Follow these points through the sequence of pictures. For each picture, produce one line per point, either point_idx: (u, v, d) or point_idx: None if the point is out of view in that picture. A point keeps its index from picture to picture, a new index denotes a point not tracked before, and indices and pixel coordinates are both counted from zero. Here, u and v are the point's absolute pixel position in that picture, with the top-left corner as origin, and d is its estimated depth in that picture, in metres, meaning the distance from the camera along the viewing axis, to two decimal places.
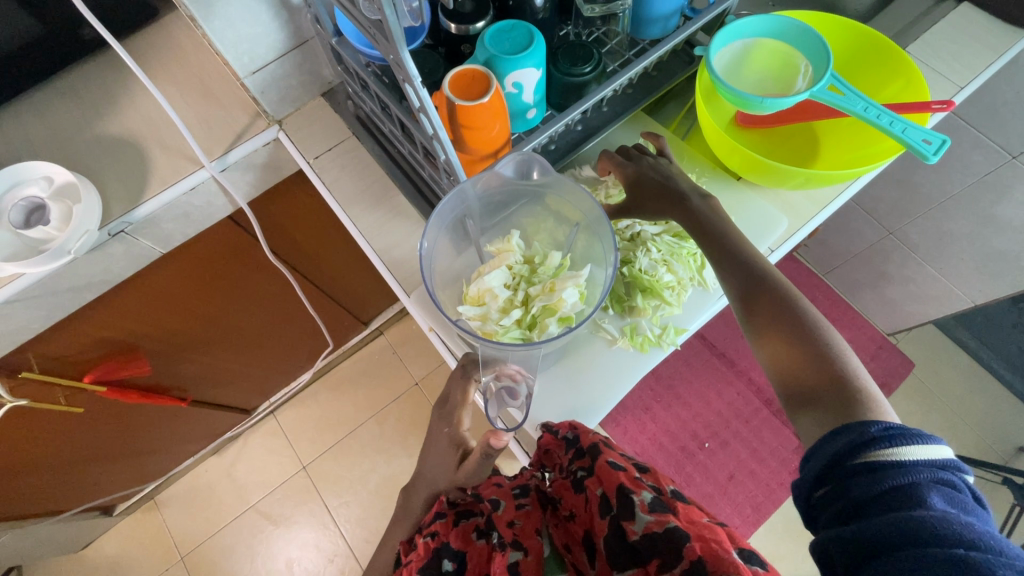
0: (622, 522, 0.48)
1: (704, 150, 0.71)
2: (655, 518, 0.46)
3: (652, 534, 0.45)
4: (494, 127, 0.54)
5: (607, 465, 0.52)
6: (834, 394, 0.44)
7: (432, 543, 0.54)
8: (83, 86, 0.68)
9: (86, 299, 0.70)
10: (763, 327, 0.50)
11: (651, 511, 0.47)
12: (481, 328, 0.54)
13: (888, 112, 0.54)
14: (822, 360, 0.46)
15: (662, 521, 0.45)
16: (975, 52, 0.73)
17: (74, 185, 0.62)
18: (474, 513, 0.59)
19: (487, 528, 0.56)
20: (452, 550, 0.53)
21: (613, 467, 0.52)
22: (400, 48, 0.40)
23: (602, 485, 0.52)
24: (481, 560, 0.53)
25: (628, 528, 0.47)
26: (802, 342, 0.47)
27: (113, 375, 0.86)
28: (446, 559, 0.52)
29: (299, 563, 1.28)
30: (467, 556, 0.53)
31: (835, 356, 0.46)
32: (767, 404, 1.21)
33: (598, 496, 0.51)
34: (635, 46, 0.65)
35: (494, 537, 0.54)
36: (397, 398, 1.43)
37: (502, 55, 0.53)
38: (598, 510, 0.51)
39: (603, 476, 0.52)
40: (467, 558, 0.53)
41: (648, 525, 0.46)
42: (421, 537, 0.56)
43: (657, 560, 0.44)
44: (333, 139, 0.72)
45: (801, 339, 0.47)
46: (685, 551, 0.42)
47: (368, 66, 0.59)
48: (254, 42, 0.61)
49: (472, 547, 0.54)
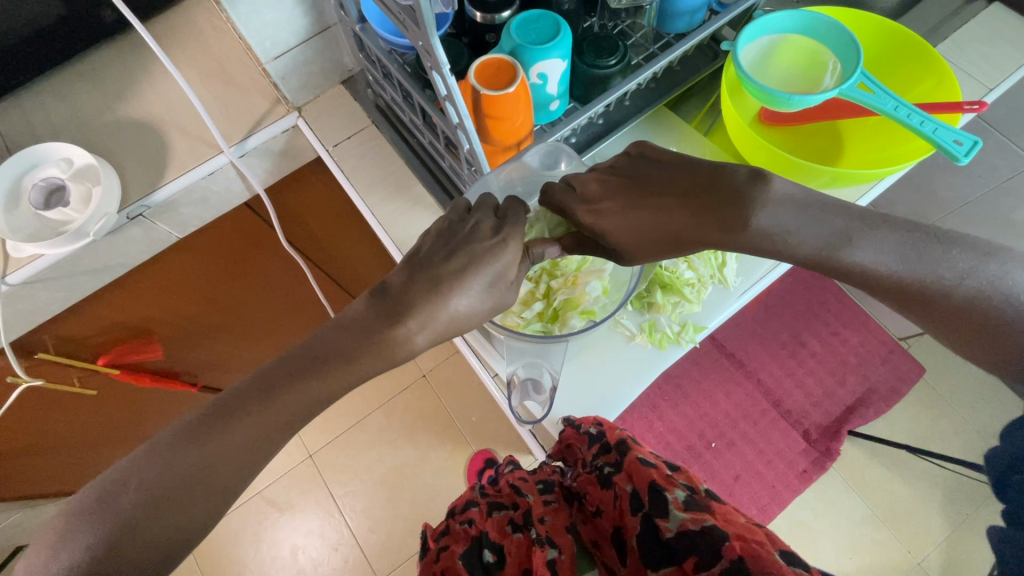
0: (656, 519, 0.49)
1: (726, 146, 0.71)
2: (690, 516, 0.47)
3: (688, 531, 0.46)
4: (518, 117, 0.54)
5: (638, 461, 0.53)
6: None
7: (472, 533, 0.54)
8: (105, 68, 0.68)
9: (103, 281, 0.73)
10: (931, 317, 0.45)
11: (685, 509, 0.48)
12: (503, 321, 0.56)
13: (919, 112, 0.53)
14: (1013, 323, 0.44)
15: (698, 519, 0.47)
16: (1006, 53, 0.72)
17: (94, 167, 0.62)
18: (508, 507, 0.58)
19: (522, 523, 0.55)
20: (491, 542, 0.53)
21: (644, 464, 0.53)
22: (431, 34, 0.39)
23: (631, 482, 0.53)
24: (519, 551, 0.52)
25: (661, 526, 0.48)
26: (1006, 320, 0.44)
27: (129, 357, 0.87)
28: (487, 550, 0.51)
29: (304, 551, 1.30)
30: (505, 548, 0.53)
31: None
32: (775, 406, 1.21)
33: (628, 492, 0.52)
34: (660, 39, 0.64)
35: (532, 532, 0.54)
36: (404, 389, 1.41)
37: (529, 45, 0.53)
38: (629, 507, 0.51)
39: (634, 472, 0.53)
40: (507, 551, 0.52)
41: (683, 522, 0.47)
42: (456, 524, 0.56)
43: (693, 558, 0.45)
44: (352, 127, 0.72)
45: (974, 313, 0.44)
46: (725, 550, 0.44)
47: (390, 53, 0.58)
48: (277, 28, 0.60)
49: (510, 541, 0.53)
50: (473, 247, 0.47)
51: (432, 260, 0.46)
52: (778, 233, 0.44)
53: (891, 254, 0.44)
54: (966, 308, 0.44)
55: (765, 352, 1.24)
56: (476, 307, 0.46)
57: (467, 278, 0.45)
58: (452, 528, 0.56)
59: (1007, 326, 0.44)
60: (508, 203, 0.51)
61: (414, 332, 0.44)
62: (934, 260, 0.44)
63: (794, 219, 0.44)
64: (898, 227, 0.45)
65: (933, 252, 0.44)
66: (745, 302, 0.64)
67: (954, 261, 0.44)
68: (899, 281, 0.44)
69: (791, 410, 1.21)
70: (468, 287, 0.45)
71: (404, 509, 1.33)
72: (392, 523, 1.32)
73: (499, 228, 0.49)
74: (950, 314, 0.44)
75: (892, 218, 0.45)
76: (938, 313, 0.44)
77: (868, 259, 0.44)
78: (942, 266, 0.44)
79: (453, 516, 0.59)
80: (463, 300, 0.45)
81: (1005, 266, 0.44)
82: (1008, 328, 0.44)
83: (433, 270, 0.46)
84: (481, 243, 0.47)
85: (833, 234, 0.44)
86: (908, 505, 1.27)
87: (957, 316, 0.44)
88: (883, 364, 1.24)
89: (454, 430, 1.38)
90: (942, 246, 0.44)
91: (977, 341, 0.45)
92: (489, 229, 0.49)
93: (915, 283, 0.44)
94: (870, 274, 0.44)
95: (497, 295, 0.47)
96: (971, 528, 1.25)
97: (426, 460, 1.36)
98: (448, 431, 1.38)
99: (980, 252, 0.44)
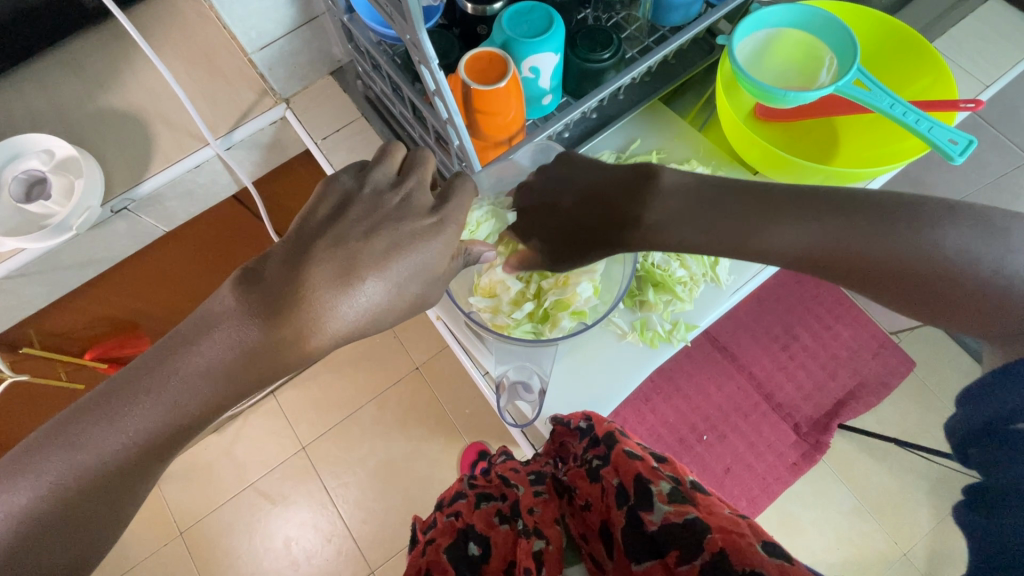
0: (639, 512, 0.49)
1: (720, 141, 0.70)
2: (673, 509, 0.47)
3: (671, 525, 0.46)
4: (510, 112, 0.53)
5: (624, 454, 0.53)
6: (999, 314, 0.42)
7: (458, 524, 0.53)
8: (85, 55, 0.65)
9: (88, 275, 0.72)
10: (875, 288, 0.44)
11: (669, 501, 0.48)
12: (492, 321, 0.57)
13: (914, 110, 0.52)
14: (965, 288, 0.42)
15: (682, 512, 0.47)
16: (1003, 50, 0.71)
17: (75, 159, 0.60)
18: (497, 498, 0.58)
19: (510, 514, 0.55)
20: (478, 533, 0.53)
21: (630, 456, 0.52)
22: (418, 28, 0.38)
23: (618, 475, 0.52)
24: (506, 545, 0.52)
25: (646, 519, 0.48)
26: (957, 287, 0.42)
27: (115, 350, 0.89)
28: (472, 543, 0.51)
29: (297, 542, 1.30)
30: (492, 541, 0.52)
31: (983, 274, 0.41)
32: (766, 399, 1.21)
33: (614, 486, 0.52)
34: (655, 32, 0.63)
35: (518, 523, 0.54)
36: (397, 382, 1.40)
37: (521, 38, 0.52)
38: (614, 501, 0.51)
39: (620, 465, 0.52)
40: (492, 542, 0.52)
41: (667, 515, 0.47)
42: (444, 517, 0.56)
43: (676, 550, 0.45)
44: (341, 120, 0.71)
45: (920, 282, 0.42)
46: (707, 543, 0.43)
47: (379, 44, 0.57)
48: (263, 17, 0.58)
49: (497, 532, 0.53)
50: (399, 229, 0.43)
51: (344, 233, 0.42)
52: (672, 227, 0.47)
53: (805, 233, 0.43)
54: (910, 277, 0.42)
55: (758, 346, 1.25)
56: (392, 300, 0.43)
57: (388, 264, 0.42)
58: (438, 521, 0.56)
59: (961, 289, 0.42)
60: (451, 178, 0.48)
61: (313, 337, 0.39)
62: (851, 232, 0.42)
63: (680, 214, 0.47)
64: (806, 200, 0.44)
65: (857, 225, 0.42)
66: (737, 300, 0.63)
67: (877, 230, 0.42)
68: (820, 256, 0.43)
69: (782, 403, 1.21)
70: (391, 275, 0.42)
71: (396, 500, 1.33)
72: (385, 515, 1.32)
73: (436, 207, 0.46)
74: (897, 286, 0.43)
75: (798, 193, 0.45)
76: (879, 282, 0.43)
77: (784, 238, 0.44)
78: (867, 238, 0.42)
79: (443, 509, 0.59)
80: (372, 291, 0.41)
81: (947, 228, 0.41)
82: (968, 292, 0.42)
83: (345, 245, 0.41)
84: (413, 224, 0.44)
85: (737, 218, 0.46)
86: (894, 497, 1.29)
87: (903, 284, 0.42)
88: (875, 357, 1.24)
89: (447, 422, 1.38)
90: (868, 216, 0.42)
91: (934, 310, 0.43)
92: (426, 205, 0.46)
93: (847, 259, 0.43)
94: (782, 249, 0.44)
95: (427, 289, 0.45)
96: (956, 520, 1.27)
97: (419, 452, 1.36)
98: (441, 423, 1.38)
99: (904, 216, 0.42)
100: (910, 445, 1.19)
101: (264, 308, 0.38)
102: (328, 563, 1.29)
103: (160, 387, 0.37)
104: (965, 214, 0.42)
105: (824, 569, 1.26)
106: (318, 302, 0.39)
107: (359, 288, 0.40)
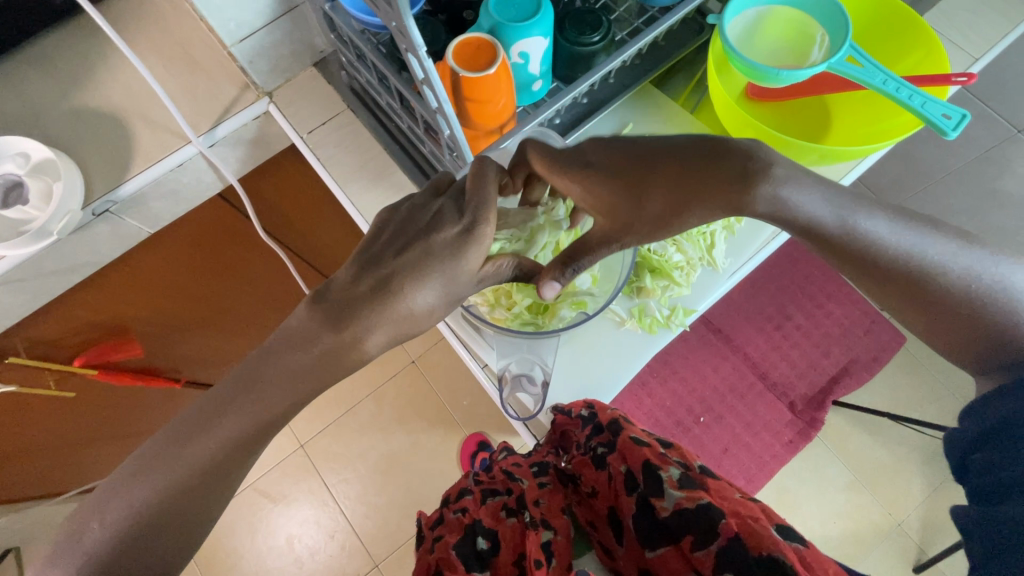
0: (651, 498, 0.48)
1: (713, 124, 0.69)
2: (685, 494, 0.47)
3: (683, 509, 0.45)
4: (500, 99, 0.52)
5: (630, 440, 0.53)
6: (944, 305, 0.43)
7: (465, 519, 0.52)
8: (56, 53, 0.63)
9: (73, 281, 0.72)
10: (860, 266, 0.42)
11: (680, 487, 0.48)
12: (491, 314, 0.55)
13: (908, 85, 0.52)
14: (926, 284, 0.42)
15: (693, 497, 0.46)
16: (992, 21, 0.71)
17: (53, 162, 0.58)
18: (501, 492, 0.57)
19: (517, 507, 0.55)
20: (485, 527, 0.52)
21: (637, 443, 0.52)
22: (405, 15, 0.37)
23: (625, 462, 0.52)
24: (514, 539, 0.52)
25: (656, 505, 0.47)
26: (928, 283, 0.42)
27: (107, 357, 0.87)
28: (480, 537, 0.50)
29: (300, 540, 1.30)
30: (499, 535, 0.52)
31: (935, 275, 0.42)
32: (761, 378, 1.23)
33: (622, 473, 0.51)
34: (644, 13, 0.61)
35: (525, 516, 0.53)
36: (393, 376, 1.39)
37: (509, 22, 0.51)
38: (623, 488, 0.51)
39: (627, 452, 0.52)
40: (501, 537, 0.51)
41: (679, 501, 0.46)
42: (451, 512, 0.55)
43: (690, 535, 0.44)
44: (326, 113, 0.69)
45: (886, 271, 0.42)
46: (721, 527, 0.43)
47: (364, 34, 0.55)
48: (240, 9, 0.56)
49: (504, 526, 0.53)
50: (426, 239, 0.40)
51: (373, 258, 0.40)
52: (791, 196, 0.39)
53: (817, 190, 0.40)
54: (950, 301, 0.43)
55: (752, 326, 1.26)
56: (441, 307, 0.40)
57: (421, 272, 0.39)
58: (446, 518, 0.55)
59: (993, 317, 0.43)
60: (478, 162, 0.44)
61: (369, 341, 0.37)
62: (935, 241, 0.42)
63: (805, 184, 0.39)
64: (891, 206, 0.42)
65: (859, 209, 0.41)
66: (734, 283, 0.63)
67: (948, 246, 0.42)
68: (846, 235, 0.41)
69: (776, 382, 1.23)
70: (428, 283, 0.39)
71: (398, 494, 1.33)
72: (387, 509, 1.32)
73: (463, 210, 0.42)
74: (881, 268, 0.42)
75: (880, 199, 0.43)
76: (922, 300, 0.43)
77: (807, 199, 0.39)
78: (849, 216, 0.41)
79: (448, 505, 0.58)
80: (426, 297, 0.39)
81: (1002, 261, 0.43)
82: (997, 321, 0.43)
83: (373, 270, 0.39)
84: (439, 230, 0.40)
85: (848, 195, 0.41)
86: (888, 469, 1.31)
87: (943, 305, 0.43)
88: (867, 334, 1.25)
89: (445, 414, 1.38)
90: (868, 207, 0.41)
91: (906, 298, 0.43)
92: (454, 210, 0.42)
93: (846, 241, 0.41)
94: (870, 244, 0.41)
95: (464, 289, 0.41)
96: (948, 489, 1.29)
97: (419, 444, 1.36)
98: (439, 415, 1.38)
99: (910, 220, 0.42)
100: (903, 419, 1.20)
101: (315, 332, 0.37)
102: (331, 559, 1.29)
103: (221, 426, 0.35)
104: (940, 226, 0.43)
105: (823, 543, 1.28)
106: (369, 321, 0.37)
107: (395, 302, 0.38)
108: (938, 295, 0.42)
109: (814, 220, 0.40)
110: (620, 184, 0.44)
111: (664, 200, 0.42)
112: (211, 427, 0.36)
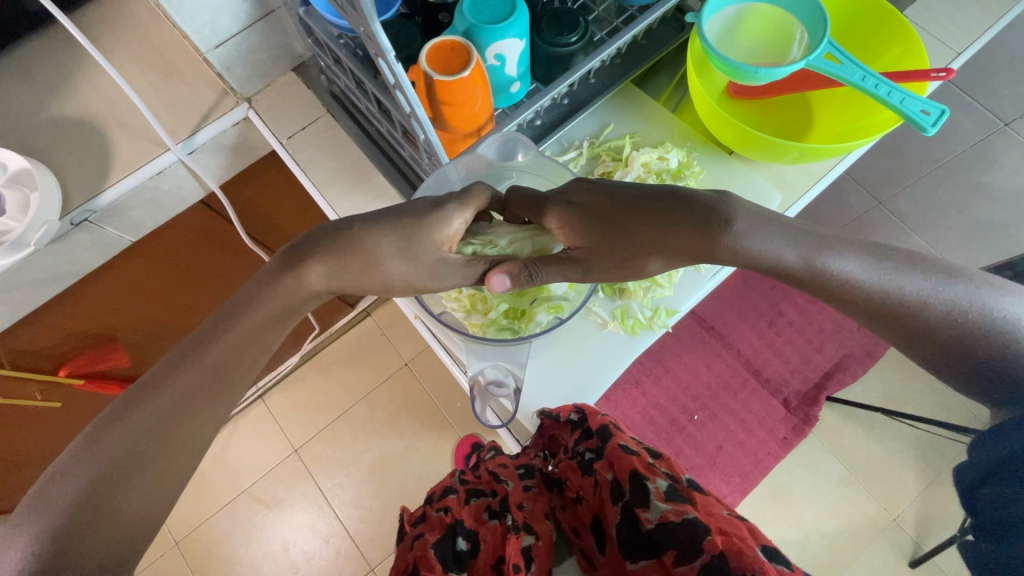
0: (637, 509, 0.48)
1: (695, 123, 0.69)
2: (671, 508, 0.46)
3: (668, 522, 0.45)
4: (477, 102, 0.51)
5: (620, 448, 0.53)
6: (934, 338, 0.43)
7: (447, 518, 0.52)
8: (30, 60, 0.62)
9: (54, 291, 0.71)
10: (838, 301, 0.44)
11: (667, 500, 0.47)
12: (467, 321, 0.57)
13: (886, 82, 0.52)
14: (909, 316, 0.43)
15: (680, 511, 0.46)
16: (974, 15, 0.71)
17: (27, 171, 0.57)
18: (485, 493, 0.57)
19: (499, 509, 0.54)
20: (466, 528, 0.51)
21: (626, 451, 0.52)
22: (371, 19, 0.36)
23: (613, 470, 0.52)
24: (496, 540, 0.52)
25: (642, 517, 0.47)
26: (910, 316, 0.43)
27: (92, 365, 0.87)
28: (460, 537, 0.50)
29: (295, 545, 1.30)
30: (480, 536, 0.52)
31: (918, 308, 0.43)
32: (754, 375, 1.22)
33: (609, 481, 0.52)
34: (623, 13, 0.61)
35: (507, 518, 0.52)
36: (386, 379, 1.39)
37: (484, 24, 0.50)
38: (610, 496, 0.51)
39: (615, 460, 0.52)
40: (481, 538, 0.52)
41: (665, 514, 0.46)
42: (433, 512, 0.54)
43: (674, 550, 0.43)
44: (306, 118, 0.68)
45: (865, 304, 0.44)
46: (705, 544, 0.42)
47: (339, 38, 0.55)
48: (215, 13, 0.55)
49: (486, 527, 0.53)
50: (393, 209, 0.46)
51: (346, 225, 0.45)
52: (752, 245, 0.42)
53: (777, 238, 0.42)
54: (940, 334, 0.43)
55: (744, 324, 1.25)
56: (393, 262, 0.46)
57: (381, 225, 0.45)
58: (429, 515, 0.55)
59: (991, 348, 0.43)
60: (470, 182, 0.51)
61: (313, 268, 0.43)
62: (914, 277, 0.43)
63: (765, 232, 0.42)
64: (868, 244, 0.44)
65: (826, 250, 0.43)
66: (717, 283, 0.63)
67: (930, 281, 0.43)
68: (813, 275, 0.43)
69: (770, 378, 1.22)
70: (386, 235, 0.45)
71: (392, 498, 1.33)
72: (382, 513, 1.32)
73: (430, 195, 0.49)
74: (856, 304, 0.44)
75: (856, 238, 0.45)
76: (910, 333, 0.44)
77: (764, 244, 0.42)
78: (815, 256, 0.43)
79: (432, 502, 0.57)
80: (383, 251, 0.45)
81: (991, 291, 0.43)
82: (994, 351, 0.43)
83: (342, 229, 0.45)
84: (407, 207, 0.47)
85: (815, 236, 0.44)
86: (882, 465, 1.31)
87: (935, 338, 0.43)
88: (860, 329, 1.25)
89: (439, 416, 1.37)
90: (836, 247, 0.43)
91: (890, 329, 0.45)
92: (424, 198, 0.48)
93: (813, 280, 0.43)
94: (843, 284, 0.43)
95: (422, 244, 0.46)
96: (943, 484, 1.29)
97: (413, 447, 1.36)
98: (433, 417, 1.37)
99: (884, 257, 0.43)
100: (896, 414, 1.20)
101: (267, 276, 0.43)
102: (326, 564, 1.28)
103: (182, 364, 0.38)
104: (916, 262, 0.43)
105: (818, 539, 1.28)
106: (334, 258, 0.44)
107: (357, 247, 0.44)
108: (924, 327, 0.43)
109: (778, 262, 0.43)
110: (605, 233, 0.47)
111: (652, 252, 0.45)
112: (182, 364, 0.38)
